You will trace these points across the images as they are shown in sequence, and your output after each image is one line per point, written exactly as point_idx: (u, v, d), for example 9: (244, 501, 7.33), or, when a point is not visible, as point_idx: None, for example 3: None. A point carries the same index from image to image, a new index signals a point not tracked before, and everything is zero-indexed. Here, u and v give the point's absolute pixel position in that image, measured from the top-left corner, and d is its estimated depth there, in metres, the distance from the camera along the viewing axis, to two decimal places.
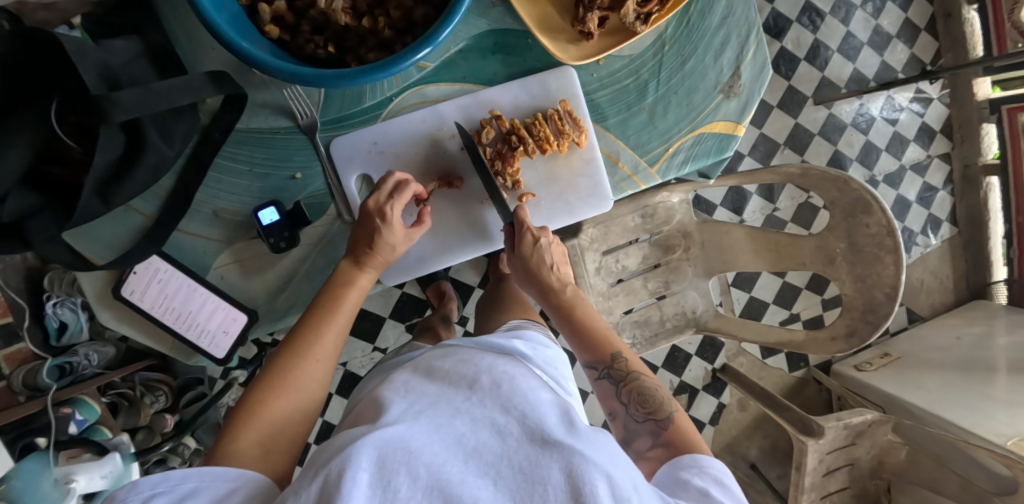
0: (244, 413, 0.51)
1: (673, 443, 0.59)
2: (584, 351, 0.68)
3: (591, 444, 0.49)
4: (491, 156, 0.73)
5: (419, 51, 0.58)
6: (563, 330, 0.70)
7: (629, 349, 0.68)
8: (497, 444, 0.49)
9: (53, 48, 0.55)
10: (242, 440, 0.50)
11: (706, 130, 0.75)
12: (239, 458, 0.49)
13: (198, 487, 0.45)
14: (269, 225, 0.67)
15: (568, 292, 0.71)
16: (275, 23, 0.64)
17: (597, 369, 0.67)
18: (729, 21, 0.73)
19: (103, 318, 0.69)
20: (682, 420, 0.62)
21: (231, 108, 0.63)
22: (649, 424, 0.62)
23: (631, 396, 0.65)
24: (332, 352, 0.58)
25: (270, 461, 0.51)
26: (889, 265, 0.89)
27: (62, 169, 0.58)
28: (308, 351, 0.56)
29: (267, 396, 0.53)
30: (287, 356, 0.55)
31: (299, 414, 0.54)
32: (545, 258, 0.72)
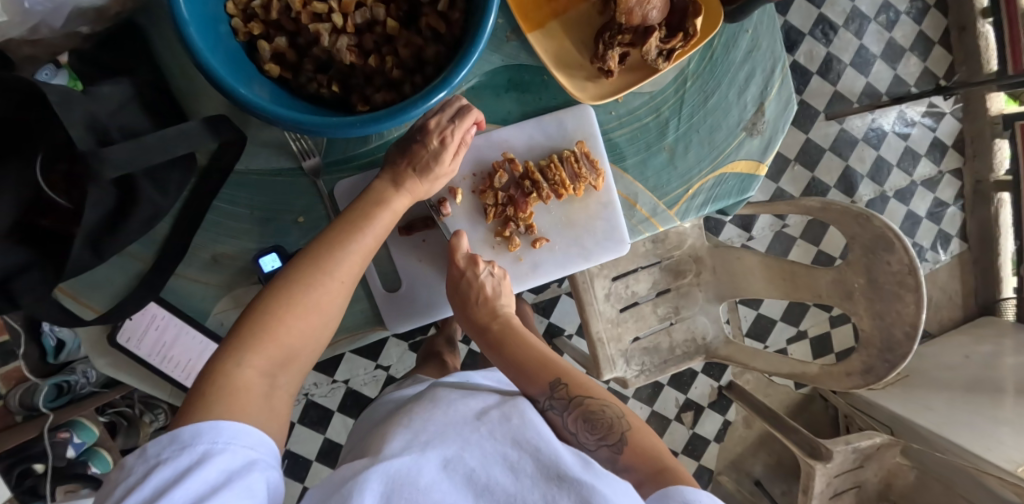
0: (251, 336, 0.49)
1: (635, 470, 0.55)
2: (520, 382, 0.63)
3: (607, 483, 0.47)
4: (505, 200, 0.71)
5: (433, 97, 0.55)
6: (499, 363, 0.66)
7: (572, 371, 0.62)
8: (510, 483, 0.47)
9: (34, 96, 0.49)
10: (247, 366, 0.47)
11: (727, 170, 0.72)
12: (246, 392, 0.46)
13: (208, 455, 0.41)
14: (271, 272, 0.64)
15: (494, 328, 0.69)
16: (274, 61, 0.61)
17: (540, 401, 0.60)
18: (752, 57, 0.70)
19: (98, 364, 0.66)
20: (636, 439, 0.57)
21: (229, 150, 0.60)
22: (602, 451, 0.57)
23: (578, 423, 0.58)
24: (356, 276, 0.56)
25: (275, 388, 0.49)
26: (909, 303, 0.87)
27: (50, 221, 0.54)
28: (333, 272, 0.54)
29: (278, 312, 0.50)
30: (306, 273, 0.53)
31: (308, 334, 0.52)
32: (477, 288, 0.69)
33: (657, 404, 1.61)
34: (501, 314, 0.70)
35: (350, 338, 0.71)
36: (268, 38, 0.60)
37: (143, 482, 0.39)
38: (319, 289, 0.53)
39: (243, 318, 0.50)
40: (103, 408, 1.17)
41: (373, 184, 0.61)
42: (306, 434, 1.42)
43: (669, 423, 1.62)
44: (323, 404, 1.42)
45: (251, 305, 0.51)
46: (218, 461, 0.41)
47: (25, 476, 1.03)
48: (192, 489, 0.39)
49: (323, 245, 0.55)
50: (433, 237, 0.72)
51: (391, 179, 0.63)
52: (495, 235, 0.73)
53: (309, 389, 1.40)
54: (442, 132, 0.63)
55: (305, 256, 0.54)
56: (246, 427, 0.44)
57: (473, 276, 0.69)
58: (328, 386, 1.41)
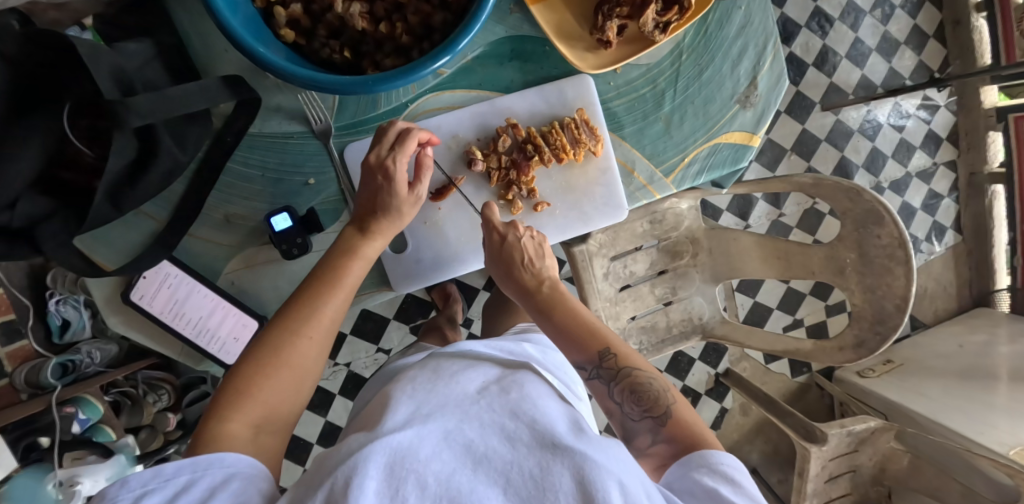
0: (229, 397, 0.49)
1: (677, 438, 0.57)
2: (570, 350, 0.64)
3: (601, 450, 0.48)
4: (507, 163, 0.73)
5: (439, 58, 0.57)
6: (546, 328, 0.67)
7: (619, 343, 0.64)
8: (508, 451, 0.47)
9: (61, 51, 0.53)
10: (232, 420, 0.48)
11: (721, 140, 0.74)
12: (229, 443, 0.47)
13: (200, 476, 0.44)
14: (282, 231, 0.66)
15: (544, 292, 0.68)
16: (290, 26, 0.63)
17: (587, 368, 0.64)
18: (746, 31, 0.72)
19: (112, 322, 0.68)
20: (681, 412, 0.59)
21: (244, 111, 0.63)
22: (646, 422, 0.60)
23: (624, 394, 0.62)
24: (332, 325, 0.56)
25: (261, 440, 0.49)
26: (899, 276, 0.89)
27: (72, 174, 0.58)
28: (302, 327, 0.54)
29: (258, 371, 0.51)
30: (280, 331, 0.53)
31: (290, 389, 0.52)
32: (519, 250, 0.69)
33: None
34: (547, 278, 0.69)
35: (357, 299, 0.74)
36: (283, 4, 0.63)
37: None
38: (298, 342, 0.54)
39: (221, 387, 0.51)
40: (108, 388, 1.18)
41: (340, 234, 0.62)
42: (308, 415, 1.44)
43: None
44: (325, 385, 1.44)
45: (226, 375, 0.52)
46: (210, 480, 0.44)
47: (31, 450, 1.03)
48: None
49: (297, 303, 0.56)
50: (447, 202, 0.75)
51: (359, 228, 0.63)
52: (498, 198, 0.75)
53: None
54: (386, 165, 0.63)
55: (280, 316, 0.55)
56: (239, 455, 0.46)
57: (514, 242, 0.69)
58: (330, 368, 1.43)
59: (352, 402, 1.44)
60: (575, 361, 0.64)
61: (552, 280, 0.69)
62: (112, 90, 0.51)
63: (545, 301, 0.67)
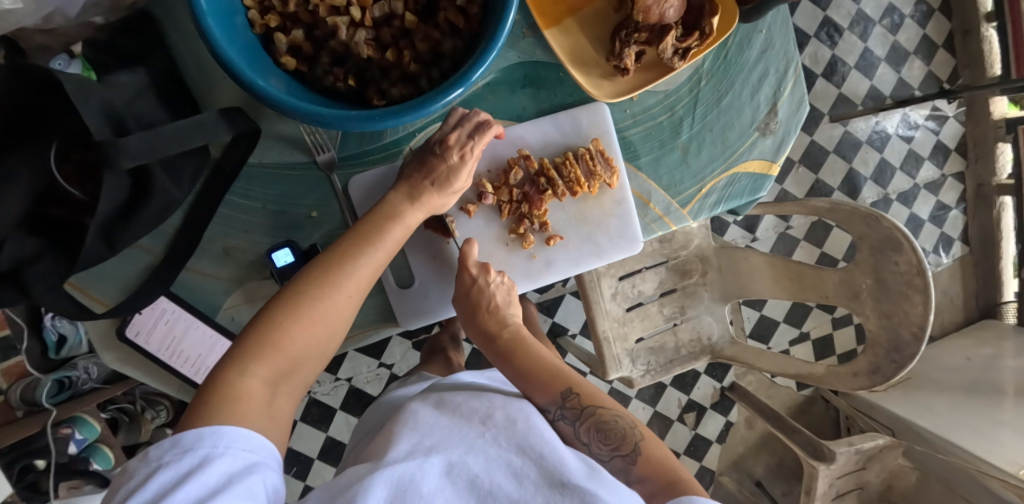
0: (257, 345, 0.49)
1: (648, 479, 0.54)
2: (536, 391, 0.61)
3: (611, 490, 0.48)
4: (519, 197, 0.71)
5: (451, 92, 0.55)
6: (506, 372, 0.66)
7: (584, 383, 0.61)
8: (514, 488, 0.47)
9: (52, 85, 0.50)
10: (253, 376, 0.47)
11: (740, 170, 0.72)
12: (245, 404, 0.46)
13: (211, 457, 0.41)
14: (283, 267, 0.64)
15: (506, 334, 0.69)
16: (291, 54, 0.61)
17: (550, 409, 0.59)
18: (766, 56, 0.70)
19: (107, 359, 0.66)
20: (650, 449, 0.56)
21: (243, 142, 0.60)
22: (616, 461, 0.56)
23: (591, 433, 0.57)
24: (363, 291, 0.57)
25: (278, 397, 0.49)
26: (917, 304, 0.86)
27: (62, 210, 0.54)
28: (341, 286, 0.54)
29: (287, 324, 0.51)
30: (315, 286, 0.53)
31: (316, 344, 0.52)
32: (486, 297, 0.70)
33: (660, 404, 1.61)
34: (510, 324, 0.70)
35: (362, 334, 0.71)
36: (284, 30, 0.61)
37: (145, 484, 0.39)
38: (327, 302, 0.53)
39: (249, 327, 0.51)
40: (104, 405, 1.16)
41: (384, 198, 0.62)
42: (309, 432, 1.42)
43: (671, 424, 1.62)
44: (325, 401, 1.42)
45: (257, 316, 0.51)
46: (221, 465, 0.40)
47: (26, 472, 1.02)
48: (193, 491, 0.38)
49: (330, 262, 0.55)
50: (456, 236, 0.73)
51: (407, 193, 0.63)
52: (509, 232, 0.73)
53: (312, 386, 1.40)
54: (462, 149, 0.64)
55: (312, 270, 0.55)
56: (251, 435, 0.44)
57: (486, 286, 0.70)
58: (331, 383, 1.41)
59: (353, 418, 1.42)
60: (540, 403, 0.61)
61: (510, 324, 0.69)
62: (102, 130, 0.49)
63: (509, 342, 0.68)
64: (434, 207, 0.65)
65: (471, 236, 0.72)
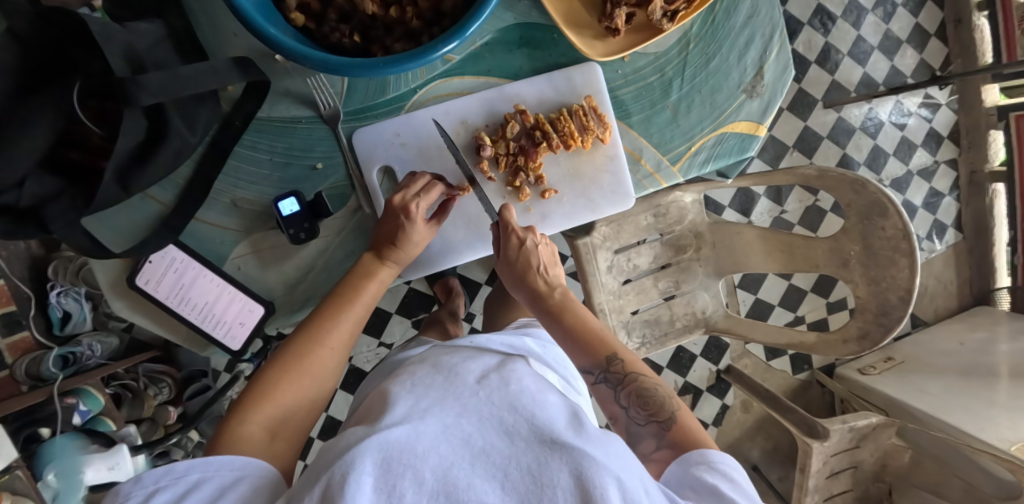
0: (251, 398, 0.52)
1: (679, 444, 0.57)
2: (579, 355, 0.65)
3: (601, 446, 0.48)
4: (516, 150, 0.73)
5: (449, 43, 0.57)
6: (555, 333, 0.68)
7: (626, 350, 0.65)
8: (506, 445, 0.47)
9: (75, 29, 0.53)
10: (250, 422, 0.51)
11: (728, 130, 0.74)
12: (245, 445, 0.49)
13: (203, 480, 0.46)
14: (289, 215, 0.66)
15: (555, 295, 0.69)
16: (299, 10, 0.64)
17: (593, 373, 0.64)
18: (752, 22, 0.72)
19: (117, 306, 0.68)
20: (684, 419, 0.59)
21: (254, 94, 0.63)
22: (651, 427, 0.60)
23: (629, 398, 0.63)
24: (347, 344, 0.60)
25: (276, 444, 0.52)
26: (903, 268, 0.89)
27: (80, 153, 0.57)
28: (325, 340, 0.58)
29: (277, 381, 0.54)
30: (300, 345, 0.57)
31: (306, 399, 0.55)
32: (532, 260, 0.70)
33: None
34: (558, 285, 0.70)
35: None
36: None
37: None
38: (314, 358, 0.57)
39: (242, 393, 0.54)
40: (108, 381, 1.17)
41: (359, 260, 0.65)
42: None
43: None
44: None
45: (249, 382, 0.55)
46: (214, 482, 0.46)
47: (31, 441, 1.02)
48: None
49: (316, 320, 0.59)
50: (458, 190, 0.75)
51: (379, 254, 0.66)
52: (506, 186, 0.76)
53: None
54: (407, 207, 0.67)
55: (299, 333, 0.59)
56: (244, 457, 0.48)
57: (532, 248, 0.70)
58: None
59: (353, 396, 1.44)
60: (582, 366, 0.65)
61: (559, 286, 0.70)
62: (123, 69, 0.51)
63: (554, 305, 0.68)
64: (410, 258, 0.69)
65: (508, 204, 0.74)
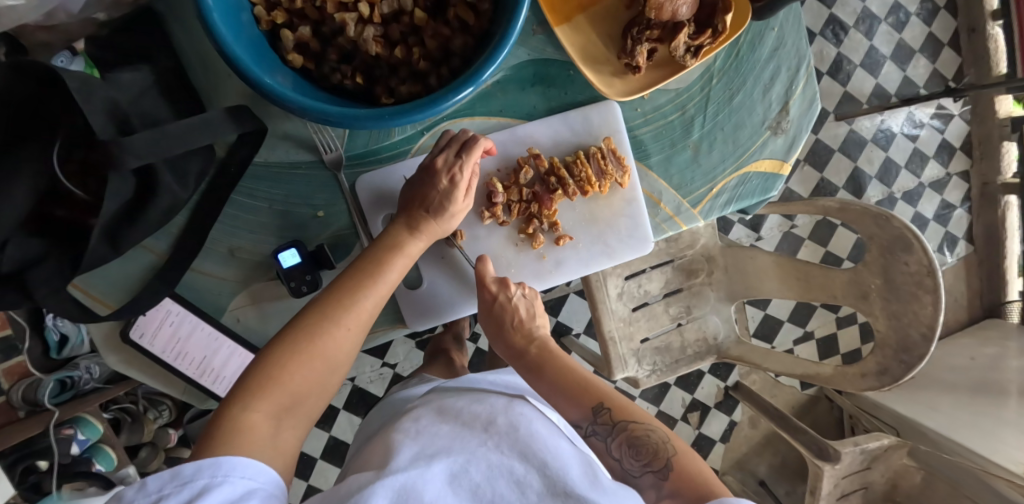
0: (260, 382, 0.49)
1: (679, 493, 0.53)
2: (566, 407, 0.60)
3: (613, 498, 0.47)
4: (529, 197, 0.70)
5: (461, 91, 0.54)
6: (539, 388, 0.64)
7: (614, 395, 0.61)
8: (516, 499, 0.46)
9: (54, 83, 0.51)
10: (256, 410, 0.48)
11: (751, 169, 0.71)
12: (254, 433, 0.47)
13: (209, 487, 0.41)
14: (290, 267, 0.65)
15: (532, 348, 0.67)
16: (298, 50, 0.62)
17: (583, 426, 0.59)
18: (777, 55, 0.69)
19: (111, 360, 0.66)
20: (682, 463, 0.55)
21: (248, 141, 0.61)
22: (648, 477, 0.55)
23: (622, 449, 0.57)
24: (365, 324, 0.57)
25: (283, 430, 0.49)
26: (926, 304, 0.86)
27: (66, 211, 0.55)
28: (341, 317, 0.55)
29: (290, 357, 0.52)
30: (317, 321, 0.54)
31: (322, 375, 0.53)
32: (511, 312, 0.69)
33: (663, 404, 1.60)
34: (538, 338, 0.68)
35: (371, 335, 0.71)
36: (291, 26, 0.61)
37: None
38: (333, 337, 0.54)
39: (252, 367, 0.52)
40: (107, 406, 1.15)
41: (387, 228, 0.63)
42: (312, 432, 1.41)
43: (675, 424, 1.62)
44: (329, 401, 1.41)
45: (259, 354, 0.52)
46: (222, 491, 0.41)
47: (28, 473, 1.01)
48: None
49: (335, 297, 0.56)
50: (471, 234, 0.72)
51: (405, 223, 0.64)
52: (519, 232, 0.72)
53: None
54: (451, 171, 0.63)
55: (316, 304, 0.56)
56: (257, 463, 0.45)
57: (509, 300, 0.69)
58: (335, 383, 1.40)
59: (357, 418, 1.42)
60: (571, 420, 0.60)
61: (539, 339, 0.68)
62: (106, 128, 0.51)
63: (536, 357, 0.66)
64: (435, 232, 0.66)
65: (484, 253, 0.72)
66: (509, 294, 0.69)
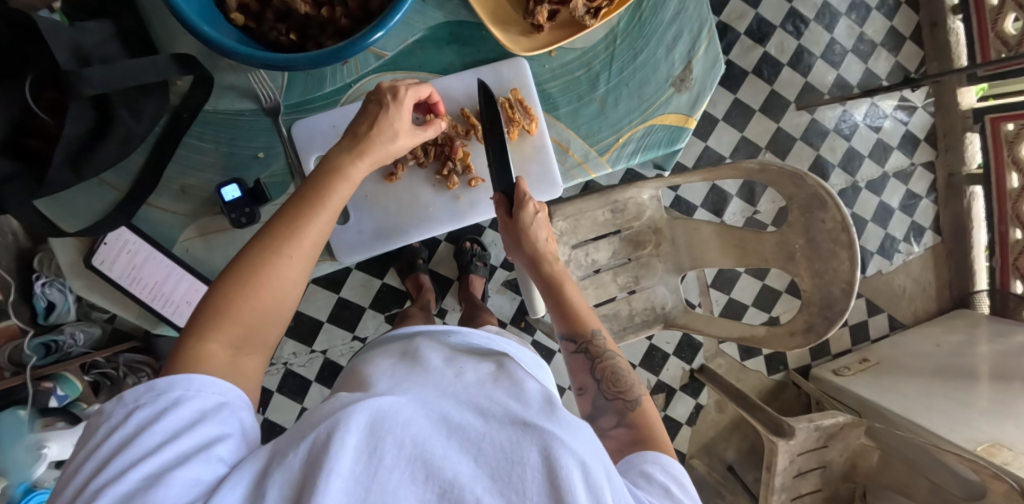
0: (209, 315, 0.47)
1: (635, 424, 0.58)
2: (562, 322, 0.70)
3: (571, 426, 0.43)
4: (444, 140, 0.77)
5: (369, 37, 0.61)
6: (547, 301, 0.72)
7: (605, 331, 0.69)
8: (481, 423, 0.43)
9: (29, 28, 0.59)
10: (209, 344, 0.46)
11: (656, 122, 0.77)
12: (208, 364, 0.46)
13: (181, 399, 0.43)
14: (232, 201, 0.72)
15: (555, 265, 0.73)
16: (240, 11, 0.69)
17: (574, 343, 0.68)
18: (680, 19, 0.75)
19: (74, 285, 0.74)
20: (647, 405, 0.60)
21: (200, 88, 0.68)
22: (616, 404, 0.61)
23: (603, 374, 0.65)
24: (314, 245, 0.52)
25: (242, 358, 0.48)
26: (844, 260, 0.91)
27: (37, 141, 0.64)
28: (283, 245, 0.50)
29: (238, 292, 0.48)
30: (260, 249, 0.50)
31: (277, 306, 0.50)
32: (537, 231, 0.73)
33: None
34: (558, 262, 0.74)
35: None
36: None
37: (125, 423, 0.42)
38: (280, 264, 0.50)
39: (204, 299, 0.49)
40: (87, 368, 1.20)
41: (328, 153, 0.57)
42: (283, 402, 1.46)
43: None
44: (301, 372, 1.45)
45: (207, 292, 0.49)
46: (192, 404, 0.43)
47: None
48: (167, 426, 0.41)
49: (279, 222, 0.51)
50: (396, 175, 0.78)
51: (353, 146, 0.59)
52: (435, 174, 0.79)
53: (288, 357, 1.44)
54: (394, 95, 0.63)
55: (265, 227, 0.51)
56: (211, 382, 0.45)
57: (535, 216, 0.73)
58: (307, 355, 1.45)
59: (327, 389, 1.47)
60: (563, 334, 0.70)
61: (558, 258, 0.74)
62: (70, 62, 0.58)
63: (552, 275, 0.72)
64: (380, 154, 0.61)
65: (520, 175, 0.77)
66: (541, 214, 0.73)
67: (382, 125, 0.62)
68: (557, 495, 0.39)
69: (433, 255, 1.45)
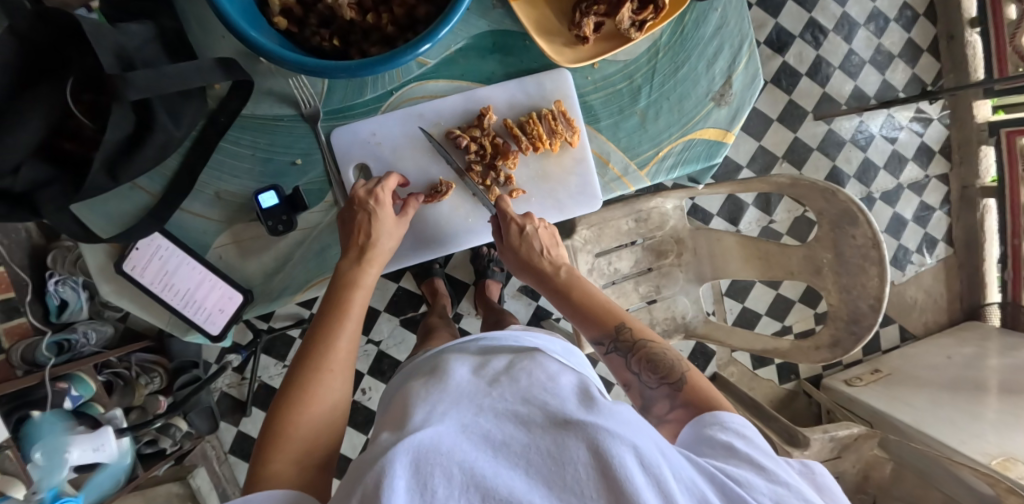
0: (268, 442, 0.53)
1: (692, 402, 0.58)
2: (588, 326, 0.67)
3: (612, 416, 0.46)
4: (489, 147, 0.76)
5: (420, 46, 0.60)
6: (565, 309, 0.70)
7: (634, 319, 0.66)
8: (523, 435, 0.45)
9: (72, 30, 0.58)
10: (275, 460, 0.52)
11: (696, 136, 0.76)
12: (276, 481, 0.51)
13: None
14: (268, 208, 0.71)
15: (562, 274, 0.71)
16: (283, 14, 0.67)
17: (605, 343, 0.66)
18: (722, 33, 0.74)
19: (104, 290, 0.72)
20: (695, 378, 0.60)
21: (238, 93, 0.67)
22: (663, 389, 0.61)
23: (640, 364, 0.63)
24: (348, 357, 0.60)
25: (307, 472, 0.53)
26: (873, 276, 0.90)
27: (73, 144, 0.63)
28: (320, 364, 0.57)
29: (290, 411, 0.54)
30: (302, 373, 0.57)
31: (327, 418, 0.56)
32: (534, 243, 0.73)
33: None
34: (563, 265, 0.72)
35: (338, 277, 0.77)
36: None
37: None
38: (325, 380, 0.57)
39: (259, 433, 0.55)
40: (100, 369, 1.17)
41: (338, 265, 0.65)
42: None
43: None
44: None
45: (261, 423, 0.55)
46: None
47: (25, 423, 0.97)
48: None
49: (314, 345, 0.58)
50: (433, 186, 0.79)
51: (357, 255, 0.66)
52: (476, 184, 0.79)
53: None
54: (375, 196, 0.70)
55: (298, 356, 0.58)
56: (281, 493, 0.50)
57: (532, 231, 0.74)
58: None
59: None
60: (592, 337, 0.67)
61: (566, 265, 0.72)
62: (114, 65, 0.57)
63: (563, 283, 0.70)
64: (381, 255, 0.68)
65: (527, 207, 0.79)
66: (529, 226, 0.73)
67: (379, 227, 0.68)
68: (614, 485, 0.41)
69: (449, 260, 1.44)
